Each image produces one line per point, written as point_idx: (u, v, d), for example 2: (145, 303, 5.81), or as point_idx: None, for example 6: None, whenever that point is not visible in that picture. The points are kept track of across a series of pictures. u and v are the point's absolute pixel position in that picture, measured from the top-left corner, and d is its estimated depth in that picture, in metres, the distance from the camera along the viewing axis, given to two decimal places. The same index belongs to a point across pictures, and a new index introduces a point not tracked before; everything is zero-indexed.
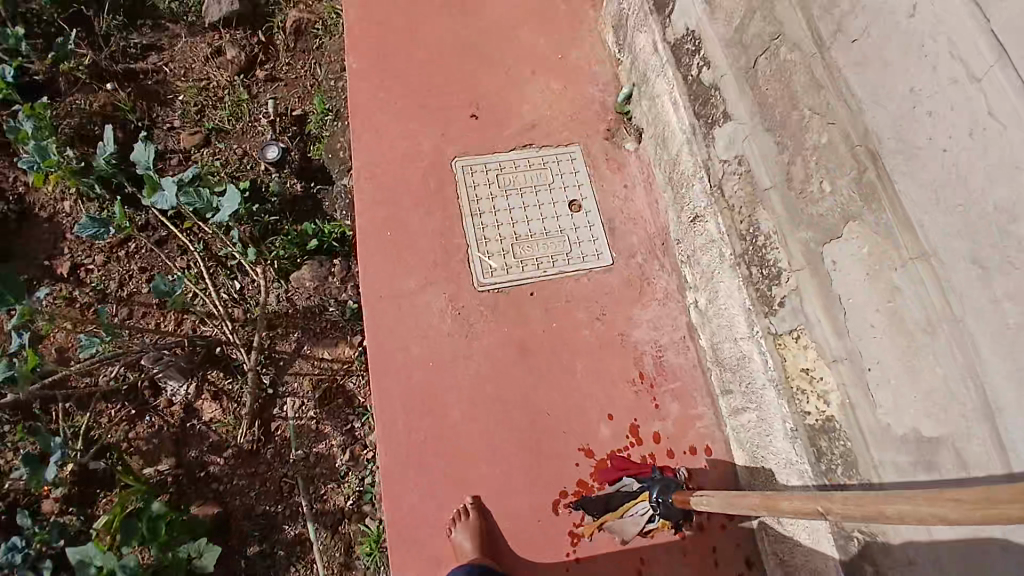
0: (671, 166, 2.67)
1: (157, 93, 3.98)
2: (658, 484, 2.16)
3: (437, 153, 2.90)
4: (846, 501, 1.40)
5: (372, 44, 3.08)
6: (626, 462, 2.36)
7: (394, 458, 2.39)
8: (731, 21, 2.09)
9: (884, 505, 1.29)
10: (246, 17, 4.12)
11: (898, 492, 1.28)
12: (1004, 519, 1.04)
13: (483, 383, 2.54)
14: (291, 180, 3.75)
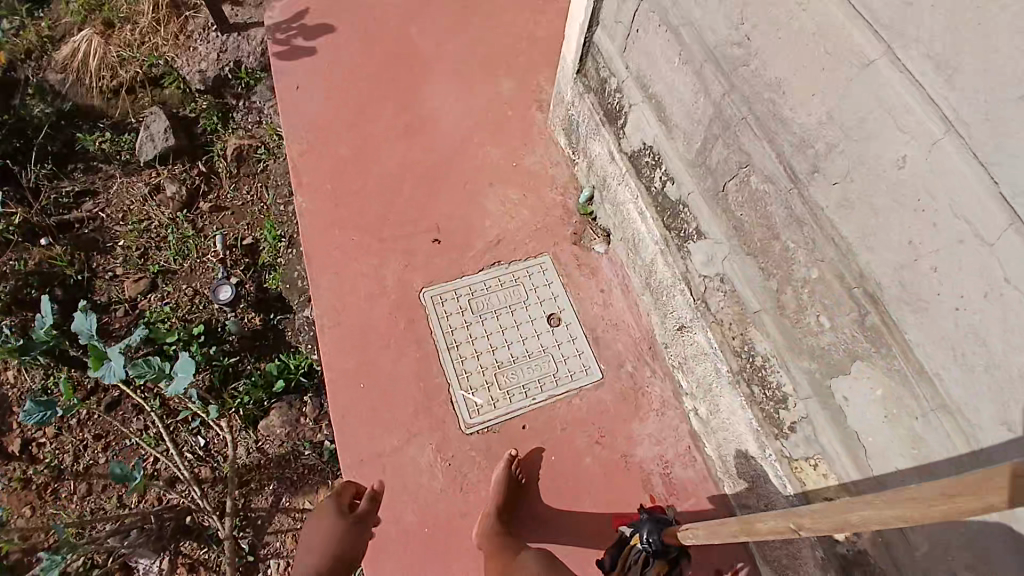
0: (648, 272, 2.55)
1: (96, 242, 3.80)
2: (649, 521, 2.05)
3: (403, 285, 2.76)
4: (810, 517, 1.19)
5: (320, 178, 3.01)
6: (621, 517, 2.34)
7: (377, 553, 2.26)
8: (689, 143, 2.05)
9: (845, 513, 1.09)
10: (183, 150, 3.95)
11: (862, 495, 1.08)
12: (980, 508, 0.82)
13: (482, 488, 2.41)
14: (249, 316, 3.54)
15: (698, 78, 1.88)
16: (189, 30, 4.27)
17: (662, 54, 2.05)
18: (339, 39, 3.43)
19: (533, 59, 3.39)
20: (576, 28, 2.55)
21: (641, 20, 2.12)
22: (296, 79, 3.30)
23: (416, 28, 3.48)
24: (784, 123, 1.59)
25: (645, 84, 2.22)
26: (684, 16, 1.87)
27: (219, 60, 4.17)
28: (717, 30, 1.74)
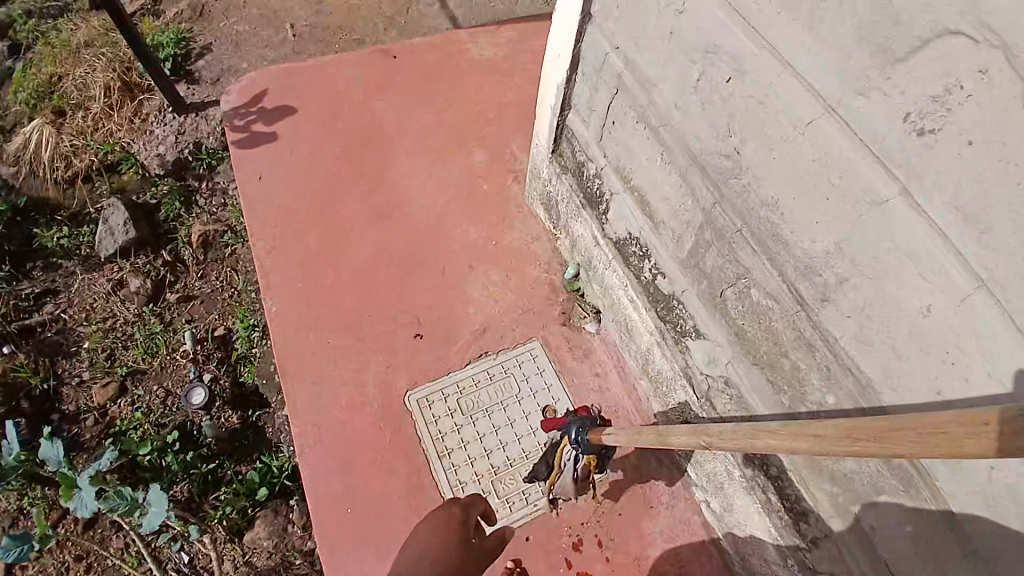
0: (645, 359, 2.40)
1: (60, 345, 3.59)
2: (574, 422, 1.92)
3: (387, 388, 2.57)
4: (727, 433, 1.30)
5: (289, 275, 2.81)
6: None
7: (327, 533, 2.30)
8: (678, 242, 1.91)
9: (761, 439, 1.18)
10: (146, 240, 3.73)
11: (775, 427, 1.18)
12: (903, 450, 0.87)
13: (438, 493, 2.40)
14: (225, 414, 3.36)
15: (684, 181, 1.75)
16: (144, 111, 4.00)
17: (640, 149, 1.92)
18: (304, 122, 3.26)
19: (505, 125, 3.29)
20: (547, 110, 2.42)
21: (617, 112, 1.98)
22: (258, 168, 3.11)
23: (381, 100, 3.31)
24: (785, 245, 1.46)
25: (625, 175, 2.08)
26: (664, 117, 1.73)
27: (178, 142, 3.88)
28: (704, 139, 1.60)
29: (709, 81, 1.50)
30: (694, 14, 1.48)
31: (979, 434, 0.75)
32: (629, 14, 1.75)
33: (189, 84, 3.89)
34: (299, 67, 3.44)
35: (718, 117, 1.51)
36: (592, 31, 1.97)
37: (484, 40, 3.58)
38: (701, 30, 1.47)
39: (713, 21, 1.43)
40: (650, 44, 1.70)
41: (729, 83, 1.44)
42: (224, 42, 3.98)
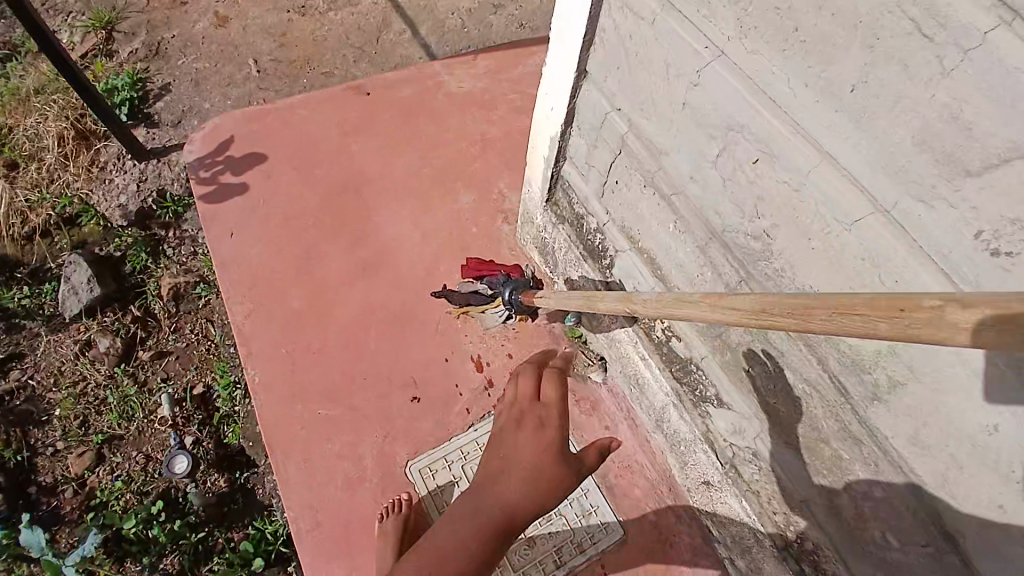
0: (657, 416, 2.27)
1: (28, 413, 3.24)
2: (510, 285, 2.39)
3: (384, 459, 2.42)
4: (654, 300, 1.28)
5: (272, 342, 2.60)
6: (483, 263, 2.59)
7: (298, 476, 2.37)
8: (697, 310, 1.79)
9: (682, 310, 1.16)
10: (114, 295, 3.42)
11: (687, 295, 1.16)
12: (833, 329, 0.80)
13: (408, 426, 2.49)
14: (212, 479, 3.08)
15: (702, 252, 1.64)
16: (102, 160, 3.71)
17: (650, 212, 1.80)
18: (275, 170, 3.04)
19: (490, 162, 3.14)
20: (540, 159, 2.29)
21: (620, 171, 1.86)
22: (229, 224, 2.88)
23: (358, 143, 3.13)
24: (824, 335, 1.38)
25: (631, 235, 1.96)
26: (679, 187, 1.62)
27: (140, 190, 3.57)
28: (727, 216, 1.49)
29: (733, 161, 1.39)
30: (709, 89, 1.37)
31: (935, 322, 0.65)
32: (632, 77, 1.62)
33: (148, 128, 3.60)
34: (267, 110, 3.23)
35: (744, 198, 1.41)
36: (589, 88, 1.85)
37: (462, 72, 3.44)
38: (720, 106, 1.36)
39: (732, 100, 1.31)
40: (657, 111, 1.58)
41: (755, 167, 1.34)
42: (183, 82, 3.68)
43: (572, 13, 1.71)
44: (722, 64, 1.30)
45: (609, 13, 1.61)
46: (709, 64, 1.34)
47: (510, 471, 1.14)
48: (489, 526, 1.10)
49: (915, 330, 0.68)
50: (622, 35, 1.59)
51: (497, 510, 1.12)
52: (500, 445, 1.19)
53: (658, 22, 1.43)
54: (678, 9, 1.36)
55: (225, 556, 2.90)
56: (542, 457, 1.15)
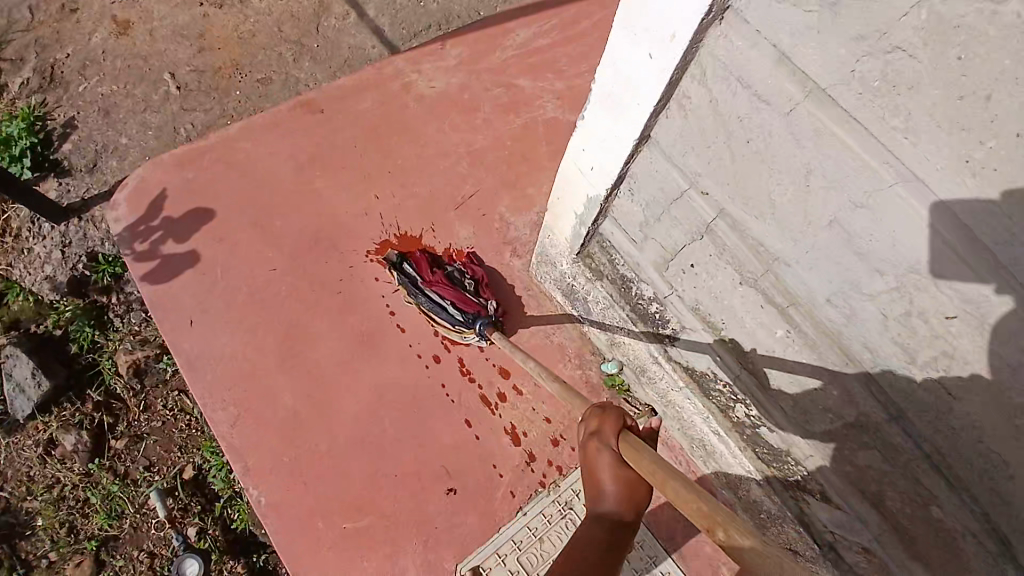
0: (731, 482, 1.96)
1: (8, 528, 2.60)
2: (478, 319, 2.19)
3: (428, 569, 2.09)
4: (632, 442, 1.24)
5: (272, 450, 2.24)
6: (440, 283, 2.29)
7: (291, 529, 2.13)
8: (809, 419, 1.49)
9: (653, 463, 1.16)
10: (66, 384, 2.75)
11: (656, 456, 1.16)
12: None
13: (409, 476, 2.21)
14: (230, 573, 2.49)
15: (829, 374, 1.33)
16: (17, 226, 3.03)
17: (743, 310, 1.42)
18: (226, 230, 2.54)
19: (483, 181, 2.66)
20: (569, 213, 1.84)
21: (698, 257, 1.45)
22: (187, 309, 2.42)
23: (323, 178, 2.64)
24: (1011, 506, 1.14)
25: (709, 320, 1.58)
26: (801, 302, 1.27)
27: (66, 257, 2.88)
28: (884, 353, 1.19)
29: (907, 303, 1.07)
30: (881, 217, 1.01)
31: None
32: (733, 164, 1.20)
33: (59, 178, 2.98)
34: (198, 151, 2.68)
35: (916, 343, 1.11)
36: (651, 155, 1.39)
37: (430, 66, 2.87)
38: (897, 242, 1.01)
39: (919, 245, 0.98)
40: (778, 214, 1.18)
41: (946, 320, 1.04)
42: (90, 113, 3.08)
43: (635, 70, 1.22)
44: (917, 194, 0.94)
45: (702, 79, 1.15)
46: (888, 190, 0.97)
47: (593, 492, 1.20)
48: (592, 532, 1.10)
49: None
50: (720, 110, 1.15)
51: (597, 515, 1.14)
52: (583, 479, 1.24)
53: (796, 115, 1.02)
54: (841, 107, 0.96)
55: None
56: (622, 470, 1.21)
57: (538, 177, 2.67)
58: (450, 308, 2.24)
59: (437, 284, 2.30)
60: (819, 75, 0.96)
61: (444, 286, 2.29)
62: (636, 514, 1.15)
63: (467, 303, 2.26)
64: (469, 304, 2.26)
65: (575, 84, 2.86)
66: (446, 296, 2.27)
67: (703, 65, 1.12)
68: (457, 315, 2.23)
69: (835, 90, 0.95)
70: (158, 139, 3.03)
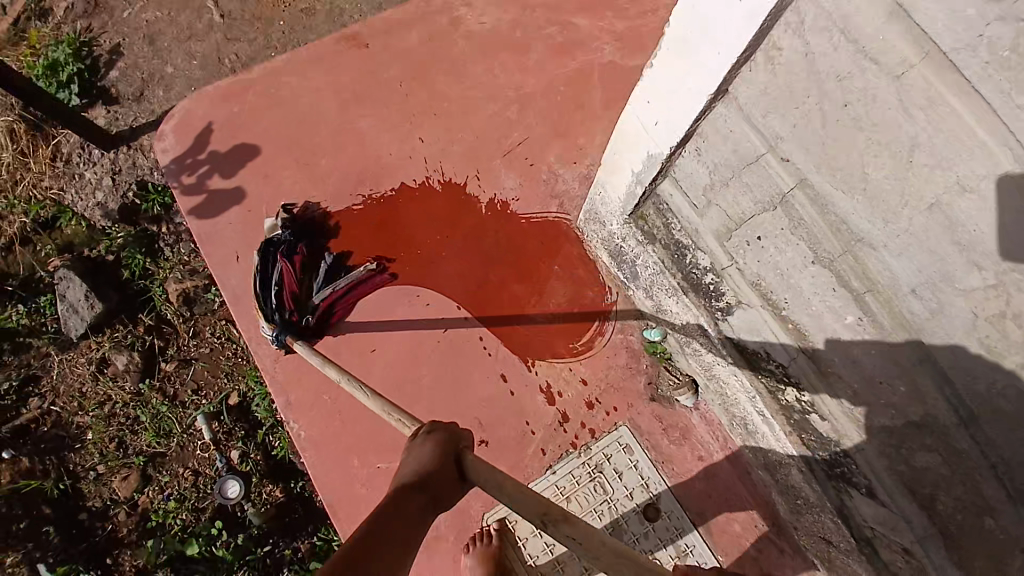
0: (771, 462, 1.95)
1: (60, 440, 2.70)
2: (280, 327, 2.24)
3: (460, 514, 2.17)
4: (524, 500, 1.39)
5: (312, 387, 2.27)
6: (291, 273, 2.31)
7: (324, 463, 2.20)
8: (866, 411, 1.41)
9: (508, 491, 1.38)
10: (118, 309, 2.80)
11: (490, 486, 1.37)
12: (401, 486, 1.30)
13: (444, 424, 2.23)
14: (270, 490, 2.60)
15: (898, 368, 1.23)
16: (67, 150, 2.99)
17: (812, 291, 1.32)
18: (270, 166, 2.50)
19: (532, 129, 2.53)
20: (626, 169, 1.71)
21: (768, 228, 1.33)
22: (233, 244, 2.42)
23: (366, 118, 2.55)
24: None
25: (771, 296, 1.49)
26: (881, 289, 1.16)
27: (116, 184, 2.89)
28: (966, 356, 1.08)
29: (1004, 304, 0.97)
30: (992, 208, 0.89)
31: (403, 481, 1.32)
32: (823, 131, 1.07)
33: (107, 106, 2.95)
34: (243, 84, 2.61)
35: (1007, 351, 1.00)
36: (727, 113, 1.25)
37: (482, 1, 2.69)
38: (1005, 237, 0.89)
39: None
40: (872, 193, 1.06)
41: None
42: (135, 40, 3.02)
43: (718, 16, 1.09)
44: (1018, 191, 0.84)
45: (799, 29, 1.00)
46: (1006, 182, 0.85)
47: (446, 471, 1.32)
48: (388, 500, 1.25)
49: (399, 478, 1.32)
50: (814, 66, 1.02)
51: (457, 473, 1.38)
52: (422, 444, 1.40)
53: (907, 80, 0.90)
54: (962, 75, 0.83)
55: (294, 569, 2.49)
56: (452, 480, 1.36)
57: (589, 126, 2.52)
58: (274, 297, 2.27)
59: (268, 266, 2.32)
60: (941, 35, 0.83)
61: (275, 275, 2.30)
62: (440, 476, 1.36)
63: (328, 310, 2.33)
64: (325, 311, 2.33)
65: (636, 25, 2.64)
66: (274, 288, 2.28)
67: (802, 12, 0.98)
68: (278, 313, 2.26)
69: (957, 55, 0.83)
70: (204, 70, 2.96)
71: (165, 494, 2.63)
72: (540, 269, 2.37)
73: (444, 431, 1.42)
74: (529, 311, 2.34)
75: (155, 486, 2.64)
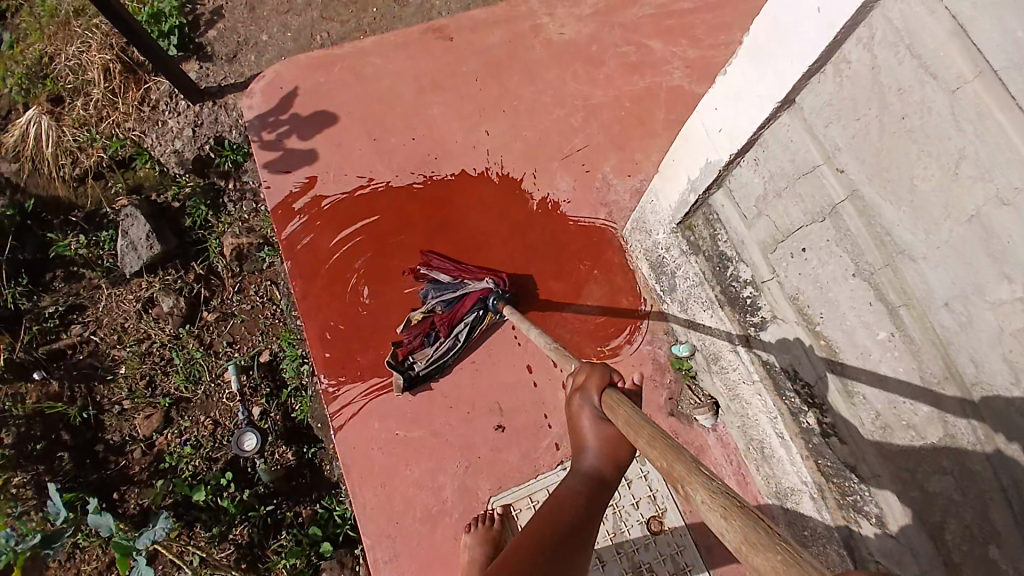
0: (780, 490, 1.95)
1: (92, 370, 2.73)
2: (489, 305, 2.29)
3: (465, 493, 2.21)
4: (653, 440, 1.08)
5: (347, 344, 2.38)
6: (445, 319, 2.28)
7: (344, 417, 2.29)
8: (887, 433, 1.44)
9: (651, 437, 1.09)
10: (174, 255, 2.82)
11: (640, 422, 1.14)
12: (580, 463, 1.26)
13: (464, 402, 2.30)
14: (281, 450, 2.56)
15: (922, 386, 1.29)
16: (155, 98, 3.06)
17: (848, 305, 1.40)
18: (343, 136, 2.65)
19: (593, 138, 2.64)
20: (681, 177, 1.80)
21: (814, 239, 1.42)
22: (297, 201, 2.56)
23: (439, 105, 2.70)
24: None
25: (807, 311, 1.54)
26: (916, 302, 1.24)
27: (196, 137, 2.94)
28: (990, 371, 1.15)
29: None
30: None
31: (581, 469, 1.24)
32: (879, 142, 1.18)
33: (201, 62, 3.14)
34: (331, 58, 2.79)
35: None
36: (790, 122, 1.36)
37: (565, 11, 2.83)
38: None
39: None
40: (920, 205, 1.16)
41: None
42: (238, 6, 3.25)
43: (797, 26, 1.20)
44: None
45: (868, 43, 1.13)
46: None
47: (612, 440, 1.24)
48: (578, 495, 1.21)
49: (576, 464, 1.26)
50: (879, 79, 1.14)
51: (611, 439, 1.24)
52: (574, 412, 1.31)
53: (961, 94, 1.01)
54: (1008, 92, 0.95)
55: (293, 532, 2.44)
56: (614, 443, 1.24)
57: (648, 143, 2.63)
58: (464, 325, 2.29)
59: (437, 353, 2.29)
60: (994, 54, 0.95)
61: (443, 342, 2.28)
62: (612, 469, 1.23)
63: (460, 301, 2.30)
64: (459, 306, 2.29)
65: (707, 55, 2.76)
66: (458, 332, 2.29)
67: (873, 27, 1.10)
68: (479, 316, 2.31)
69: (1007, 73, 0.94)
70: (295, 42, 3.17)
71: (180, 442, 2.61)
72: (582, 271, 2.45)
73: (585, 397, 1.31)
74: (564, 309, 2.41)
75: (176, 432, 2.63)
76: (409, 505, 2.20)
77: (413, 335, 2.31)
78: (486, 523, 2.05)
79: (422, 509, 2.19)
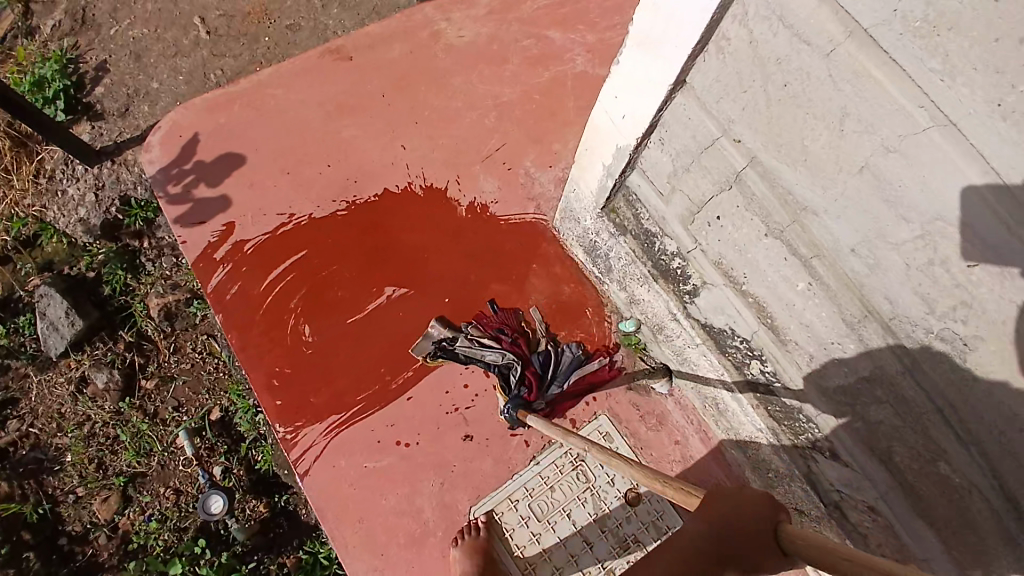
0: (742, 439, 2.03)
1: (37, 463, 2.58)
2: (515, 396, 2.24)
3: (446, 509, 2.22)
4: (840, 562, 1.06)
5: (299, 386, 2.34)
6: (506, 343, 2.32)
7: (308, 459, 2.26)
8: (823, 375, 1.52)
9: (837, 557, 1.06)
10: (98, 327, 2.69)
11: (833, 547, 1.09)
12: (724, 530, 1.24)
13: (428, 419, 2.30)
14: (251, 505, 2.49)
15: (847, 326, 1.38)
16: (50, 167, 2.91)
17: (767, 263, 1.47)
18: (256, 175, 2.58)
19: (509, 135, 2.66)
20: (596, 164, 1.84)
21: (725, 207, 1.49)
22: (220, 251, 2.48)
23: (350, 127, 2.66)
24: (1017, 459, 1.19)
25: (731, 274, 1.61)
26: (825, 252, 1.32)
27: (99, 200, 2.80)
28: (904, 304, 1.24)
29: (932, 250, 1.12)
30: (911, 161, 1.07)
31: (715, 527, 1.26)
32: (766, 110, 1.25)
33: (93, 121, 2.99)
34: (230, 96, 2.69)
35: (938, 294, 1.16)
36: (685, 102, 1.42)
37: (460, 14, 2.83)
38: (926, 185, 1.07)
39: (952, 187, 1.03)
40: (815, 162, 1.23)
41: (969, 269, 1.08)
42: (122, 56, 3.09)
43: (675, 13, 1.25)
44: (948, 137, 0.99)
45: (743, 19, 1.18)
46: (922, 135, 1.03)
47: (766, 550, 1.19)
48: (706, 538, 1.24)
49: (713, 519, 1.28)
50: (759, 51, 1.20)
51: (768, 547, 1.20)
52: (750, 506, 1.27)
53: (835, 56, 1.08)
54: (880, 48, 1.01)
55: None
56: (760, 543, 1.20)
57: (563, 132, 2.67)
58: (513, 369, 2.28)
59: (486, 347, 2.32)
60: (862, 14, 1.01)
61: (504, 352, 2.31)
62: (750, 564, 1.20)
63: (539, 361, 2.32)
64: (535, 360, 2.32)
65: (605, 37, 2.82)
66: (507, 361, 2.29)
67: (745, 5, 1.16)
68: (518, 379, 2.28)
69: (877, 30, 1.00)
70: (190, 85, 3.05)
71: (145, 519, 2.51)
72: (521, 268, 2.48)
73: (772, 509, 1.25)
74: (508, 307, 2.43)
75: (139, 509, 2.53)
76: (391, 533, 2.19)
77: (499, 321, 2.38)
78: (469, 535, 2.11)
79: (405, 534, 2.19)
